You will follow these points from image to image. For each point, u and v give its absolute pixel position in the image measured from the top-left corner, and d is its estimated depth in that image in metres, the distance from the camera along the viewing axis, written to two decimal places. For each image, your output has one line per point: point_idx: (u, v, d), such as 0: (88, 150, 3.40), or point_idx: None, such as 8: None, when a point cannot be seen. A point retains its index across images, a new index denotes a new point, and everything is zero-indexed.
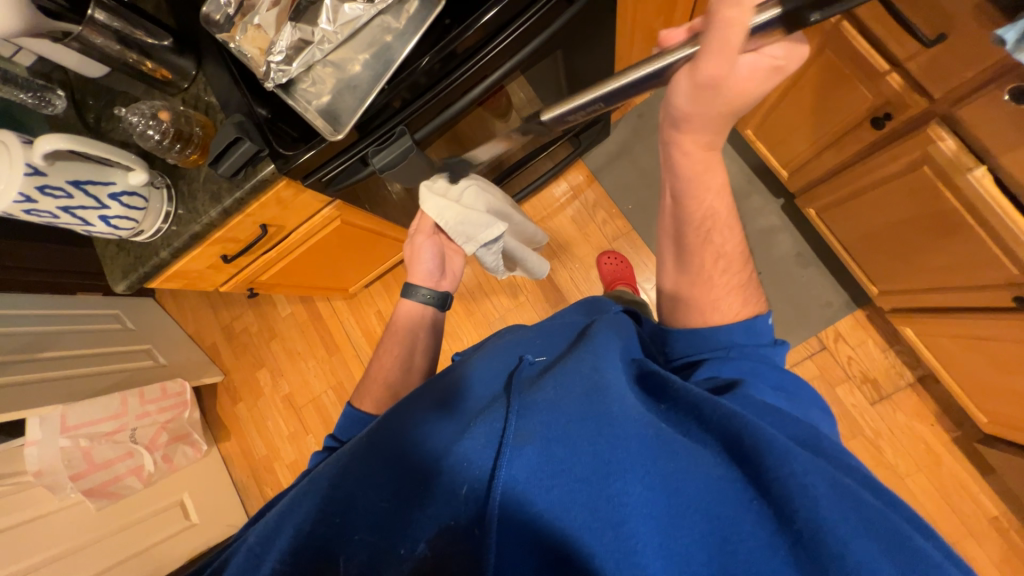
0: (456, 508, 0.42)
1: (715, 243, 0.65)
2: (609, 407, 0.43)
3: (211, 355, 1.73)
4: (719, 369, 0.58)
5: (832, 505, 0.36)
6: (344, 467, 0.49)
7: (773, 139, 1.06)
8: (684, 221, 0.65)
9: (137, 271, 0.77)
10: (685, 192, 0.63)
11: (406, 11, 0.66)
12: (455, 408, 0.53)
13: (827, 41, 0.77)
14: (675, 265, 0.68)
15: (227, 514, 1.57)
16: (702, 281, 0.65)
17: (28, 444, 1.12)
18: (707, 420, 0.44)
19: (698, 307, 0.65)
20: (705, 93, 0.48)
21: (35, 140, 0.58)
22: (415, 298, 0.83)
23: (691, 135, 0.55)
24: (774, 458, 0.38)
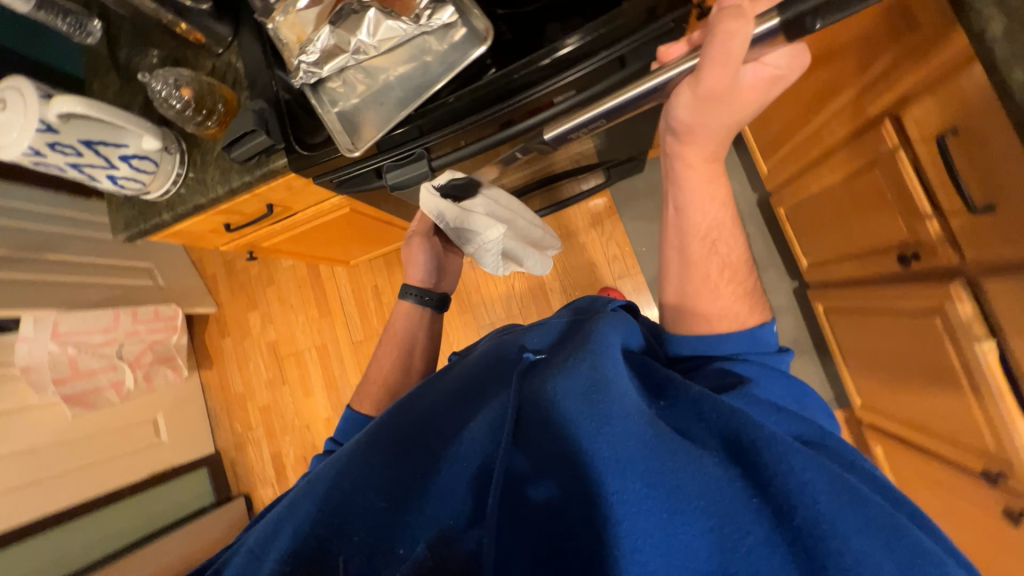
0: (460, 505, 0.43)
1: (720, 252, 0.60)
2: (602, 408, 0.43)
3: (210, 285, 1.76)
4: (733, 373, 0.53)
5: (832, 501, 0.35)
6: (342, 457, 0.48)
7: (805, 224, 1.03)
8: (684, 233, 0.61)
9: (137, 226, 0.78)
10: (688, 204, 0.59)
11: (450, 38, 0.63)
12: (461, 405, 0.54)
13: (881, 161, 0.72)
14: (681, 274, 0.62)
15: (196, 438, 1.65)
16: (707, 290, 0.60)
17: (19, 340, 1.16)
18: (704, 422, 0.42)
19: (707, 315, 0.60)
20: (706, 105, 0.48)
21: (52, 96, 0.58)
22: (408, 300, 0.81)
23: (693, 148, 0.55)
24: (773, 457, 0.37)
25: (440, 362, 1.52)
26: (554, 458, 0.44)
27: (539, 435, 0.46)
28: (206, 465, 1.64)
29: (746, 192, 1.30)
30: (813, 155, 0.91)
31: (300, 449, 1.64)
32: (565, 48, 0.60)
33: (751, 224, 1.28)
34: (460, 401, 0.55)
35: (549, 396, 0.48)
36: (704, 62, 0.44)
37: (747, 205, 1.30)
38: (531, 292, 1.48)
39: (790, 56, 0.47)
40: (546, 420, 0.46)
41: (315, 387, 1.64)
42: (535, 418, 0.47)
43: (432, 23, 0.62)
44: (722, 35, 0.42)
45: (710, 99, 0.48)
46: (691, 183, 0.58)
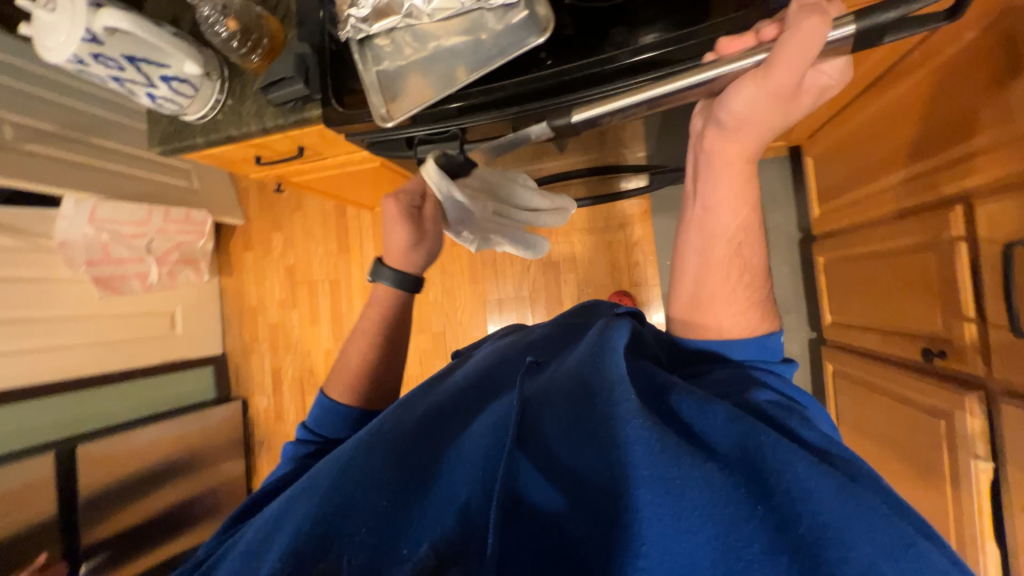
0: (461, 502, 0.42)
1: (741, 257, 0.52)
2: (607, 418, 0.44)
3: (241, 197, 1.79)
4: (737, 381, 0.49)
5: (833, 508, 0.35)
6: (342, 454, 0.48)
7: (841, 281, 0.98)
8: (708, 235, 0.53)
9: (172, 144, 0.79)
10: (715, 206, 0.51)
11: (508, 18, 0.59)
12: (463, 403, 0.53)
13: (937, 248, 0.67)
14: (698, 275, 0.54)
15: (207, 337, 1.76)
16: (720, 298, 0.54)
17: (61, 215, 1.26)
18: (709, 435, 0.41)
19: (716, 320, 0.54)
20: (771, 101, 0.44)
21: (99, 7, 0.57)
22: (383, 282, 0.67)
23: (734, 152, 0.49)
24: (775, 468, 0.37)
25: (443, 324, 1.56)
26: (560, 468, 0.43)
27: (544, 443, 0.45)
28: (213, 364, 1.77)
29: (792, 230, 1.22)
30: (868, 214, 0.85)
31: (298, 371, 1.74)
32: (626, 58, 0.55)
33: (785, 264, 1.22)
34: (461, 396, 0.54)
35: (557, 405, 0.47)
36: (782, 52, 0.41)
37: (789, 243, 1.22)
38: (545, 279, 1.47)
39: (840, 74, 0.46)
40: (550, 428, 0.46)
41: (323, 318, 1.70)
42: (541, 429, 0.46)
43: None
44: (804, 28, 0.40)
45: (777, 96, 0.44)
46: (724, 172, 0.50)
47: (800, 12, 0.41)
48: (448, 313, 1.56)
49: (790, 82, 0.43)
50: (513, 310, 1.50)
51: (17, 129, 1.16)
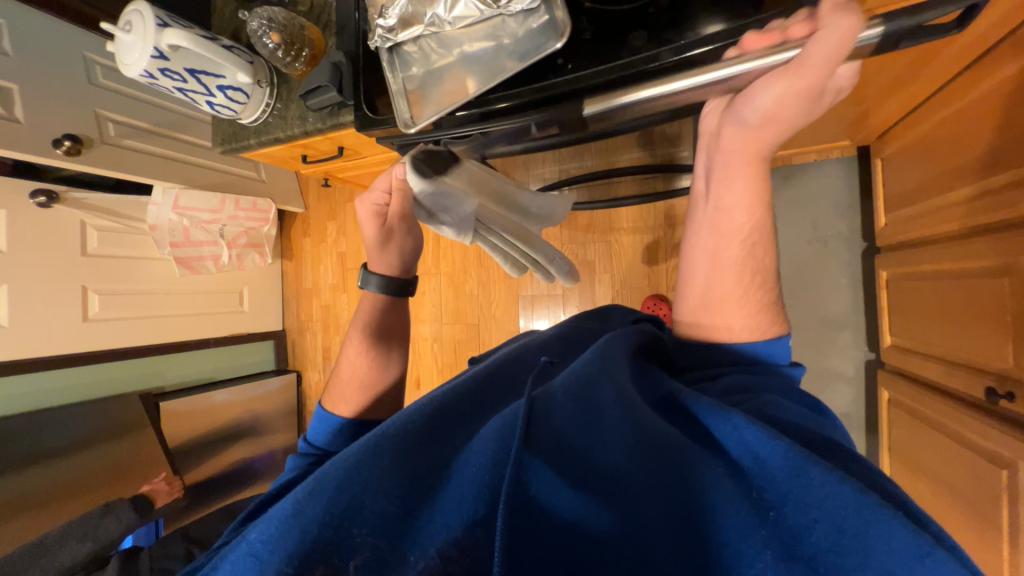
0: (471, 505, 0.39)
1: (751, 257, 0.52)
2: (614, 421, 0.40)
3: (302, 187, 1.91)
4: (746, 385, 0.47)
5: (848, 512, 0.31)
6: (340, 457, 0.43)
7: (902, 299, 0.89)
8: (717, 233, 0.53)
9: (230, 144, 0.87)
10: (724, 203, 0.51)
11: (530, 23, 0.58)
12: (471, 407, 0.50)
13: (1015, 272, 0.59)
14: (706, 277, 0.54)
15: (269, 315, 1.93)
16: (727, 298, 0.53)
17: (152, 203, 1.45)
18: (728, 446, 0.38)
19: (726, 322, 0.54)
20: (792, 101, 0.43)
21: (165, 27, 0.66)
22: (371, 290, 0.69)
23: (738, 152, 0.48)
24: (788, 474, 0.34)
25: (478, 316, 1.60)
26: (577, 464, 0.39)
27: (555, 440, 0.40)
28: (272, 339, 1.95)
29: (856, 239, 1.10)
30: (942, 228, 0.75)
31: None
32: (662, 60, 0.51)
33: (844, 276, 1.11)
34: (473, 392, 0.52)
35: (566, 405, 0.42)
36: (811, 53, 0.39)
37: (851, 253, 1.11)
38: (579, 277, 1.45)
39: (855, 77, 0.45)
40: (560, 420, 0.41)
41: None
42: (554, 428, 0.41)
43: (512, 7, 0.56)
44: (839, 30, 0.38)
45: (800, 96, 0.42)
46: (734, 173, 0.50)
47: (833, 12, 0.39)
48: (483, 306, 1.60)
49: (808, 86, 0.41)
50: (546, 307, 1.50)
51: (116, 126, 1.34)
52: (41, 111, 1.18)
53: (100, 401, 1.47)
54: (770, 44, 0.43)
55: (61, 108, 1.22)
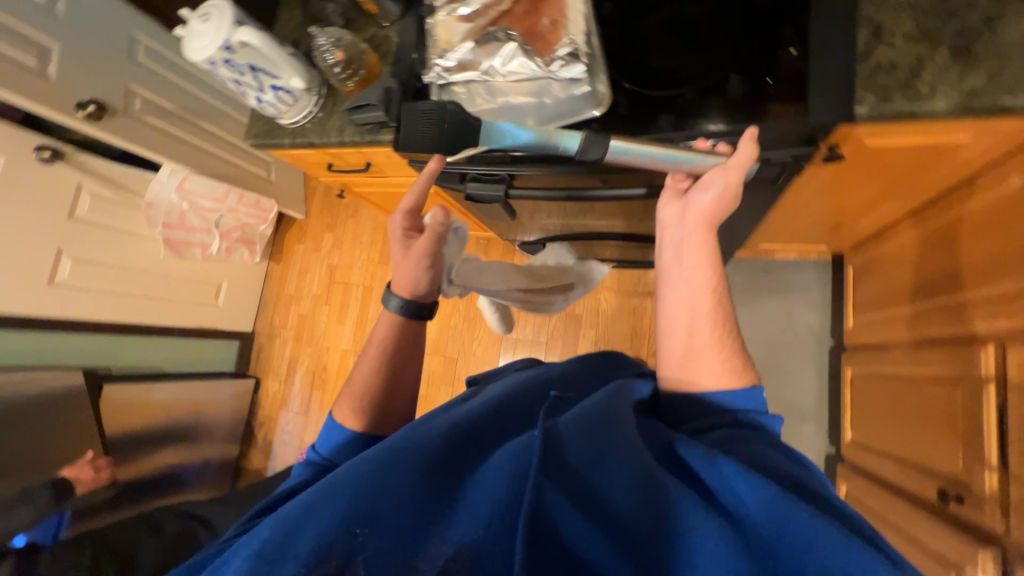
0: (487, 521, 0.40)
1: (720, 310, 0.58)
2: (626, 459, 0.41)
3: (307, 195, 1.93)
4: (741, 437, 0.50)
5: (833, 561, 0.35)
6: (355, 463, 0.43)
7: (865, 397, 0.95)
8: (693, 289, 0.58)
9: (261, 139, 0.90)
10: (693, 264, 0.58)
11: (576, 88, 0.64)
12: (480, 431, 0.50)
13: (963, 383, 0.66)
14: (687, 327, 0.58)
15: (242, 314, 1.87)
16: (705, 347, 0.57)
17: (155, 180, 1.44)
18: (731, 494, 0.40)
19: (706, 374, 0.57)
20: (725, 193, 0.55)
21: (241, 26, 0.72)
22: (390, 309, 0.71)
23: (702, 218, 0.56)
24: (779, 519, 0.37)
25: (459, 351, 1.60)
26: (590, 496, 0.39)
27: (570, 470, 0.40)
28: (239, 339, 1.87)
29: (825, 336, 1.19)
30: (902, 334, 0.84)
31: (312, 363, 1.81)
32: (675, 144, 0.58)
33: (812, 369, 1.18)
34: (484, 417, 0.52)
35: (578, 436, 0.42)
36: (735, 163, 0.52)
37: (819, 348, 1.19)
38: (565, 330, 1.48)
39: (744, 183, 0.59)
40: (573, 451, 0.41)
41: (349, 319, 1.79)
42: (567, 456, 0.40)
43: (561, 73, 0.62)
44: (751, 149, 0.52)
45: (734, 189, 0.54)
46: (694, 242, 0.58)
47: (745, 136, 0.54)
48: (465, 341, 1.60)
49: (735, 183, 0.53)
50: (528, 353, 1.51)
51: (143, 102, 1.36)
52: (75, 73, 1.20)
53: (52, 370, 1.37)
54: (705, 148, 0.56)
55: (95, 75, 1.25)
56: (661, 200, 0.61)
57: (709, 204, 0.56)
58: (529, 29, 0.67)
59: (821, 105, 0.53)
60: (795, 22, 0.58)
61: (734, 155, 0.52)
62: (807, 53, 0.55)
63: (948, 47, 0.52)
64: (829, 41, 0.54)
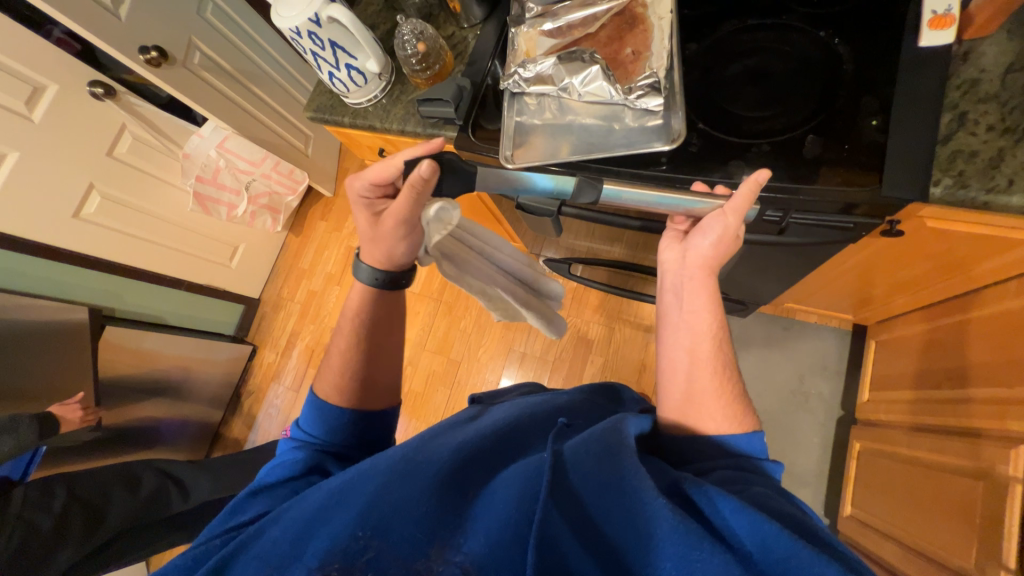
0: (493, 539, 0.40)
1: (720, 353, 0.57)
2: (630, 489, 0.40)
3: (338, 174, 1.94)
4: (742, 477, 0.47)
5: None
6: (371, 469, 0.46)
7: (871, 473, 0.94)
8: (693, 333, 0.57)
9: (320, 113, 0.91)
10: (694, 307, 0.58)
11: (649, 121, 0.65)
12: (492, 450, 0.50)
13: (986, 480, 0.65)
14: (687, 370, 0.56)
15: (252, 280, 1.86)
16: (711, 388, 0.55)
17: (199, 134, 1.48)
18: (730, 530, 0.39)
19: (709, 419, 0.54)
20: (723, 236, 0.56)
21: (332, 3, 0.73)
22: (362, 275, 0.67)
23: (708, 258, 0.57)
24: (780, 556, 0.36)
25: (463, 354, 1.58)
26: (591, 527, 0.40)
27: (574, 501, 0.42)
28: (244, 304, 1.85)
29: (835, 404, 1.18)
30: (922, 418, 0.83)
31: (313, 341, 1.79)
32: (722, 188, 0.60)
33: (817, 435, 1.17)
34: (495, 439, 0.52)
35: (586, 464, 0.43)
36: (730, 205, 0.54)
37: (827, 416, 1.18)
38: (573, 353, 1.48)
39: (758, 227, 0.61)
40: (581, 480, 0.43)
41: None
42: (573, 487, 0.43)
43: (638, 103, 0.64)
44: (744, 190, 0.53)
45: (734, 234, 0.56)
46: (694, 286, 0.59)
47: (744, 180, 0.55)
48: (471, 346, 1.58)
49: (734, 228, 0.55)
50: (532, 370, 1.50)
51: (202, 57, 1.37)
52: (143, 18, 1.21)
53: (59, 302, 1.33)
54: (708, 191, 0.59)
55: (161, 22, 1.26)
56: (663, 245, 0.63)
57: (709, 249, 0.57)
58: (612, 56, 0.68)
59: (890, 178, 0.55)
60: (878, 95, 0.58)
61: (731, 200, 0.55)
62: (887, 126, 0.56)
63: None
64: (910, 120, 0.55)
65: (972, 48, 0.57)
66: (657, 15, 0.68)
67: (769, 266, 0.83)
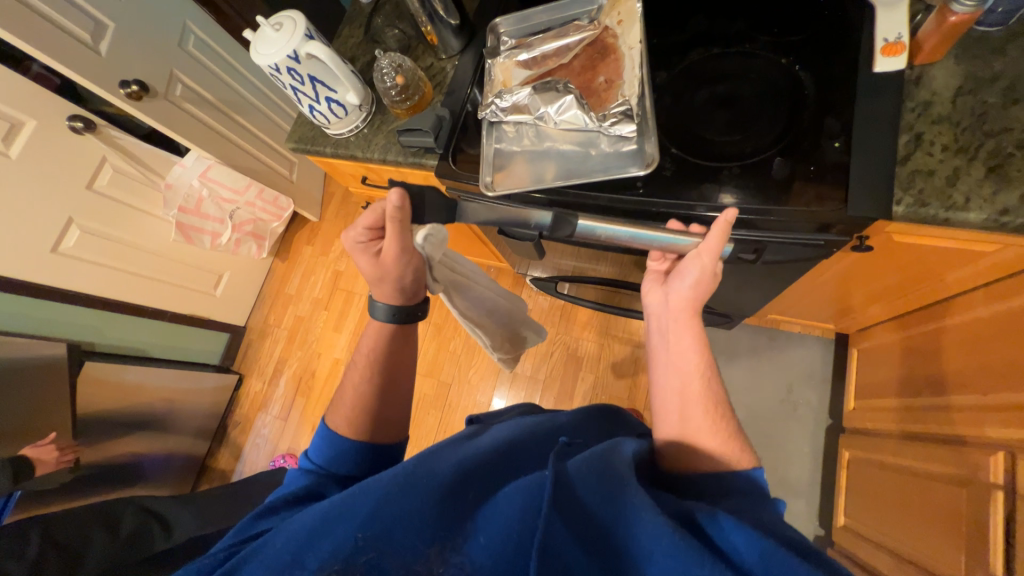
0: (494, 555, 0.39)
1: (710, 387, 0.58)
2: (629, 504, 0.40)
3: (324, 199, 1.94)
4: (737, 498, 0.47)
5: None
6: (373, 481, 0.44)
7: (861, 484, 0.95)
8: (682, 370, 0.59)
9: (302, 144, 0.92)
10: (681, 347, 0.60)
11: (624, 147, 0.67)
12: (492, 463, 0.49)
13: (970, 486, 0.66)
14: (679, 405, 0.57)
15: (237, 307, 1.84)
16: (702, 417, 0.55)
17: (181, 164, 1.47)
18: (732, 549, 0.38)
19: (705, 444, 0.53)
20: (701, 277, 0.60)
21: (311, 39, 0.74)
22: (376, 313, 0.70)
23: (689, 299, 0.60)
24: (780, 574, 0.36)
25: (453, 376, 1.57)
26: (591, 544, 0.39)
27: (578, 516, 0.41)
28: (229, 332, 1.83)
29: (823, 413, 1.19)
30: (906, 425, 0.84)
31: (301, 367, 1.76)
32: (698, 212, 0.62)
33: (808, 444, 1.18)
34: (496, 452, 0.51)
35: (590, 480, 0.43)
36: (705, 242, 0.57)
37: (816, 425, 1.19)
38: (564, 370, 1.47)
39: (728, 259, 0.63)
40: (586, 497, 0.42)
41: (346, 327, 1.76)
42: (578, 501, 0.42)
43: (612, 130, 0.66)
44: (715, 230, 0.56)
45: (710, 275, 0.59)
46: (680, 326, 0.61)
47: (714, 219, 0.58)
48: (462, 367, 1.58)
49: (709, 268, 0.59)
50: (523, 388, 1.49)
51: (184, 88, 1.38)
52: (124, 53, 1.22)
53: (36, 339, 1.30)
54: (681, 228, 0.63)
55: (142, 56, 1.27)
56: (647, 292, 0.67)
57: (689, 290, 0.60)
58: (586, 85, 0.70)
59: (857, 197, 0.57)
60: (840, 117, 0.60)
61: (703, 241, 0.58)
62: (849, 148, 0.58)
63: (984, 164, 0.55)
64: (868, 143, 0.58)
65: (923, 73, 0.60)
66: (628, 44, 0.70)
67: (750, 282, 0.84)
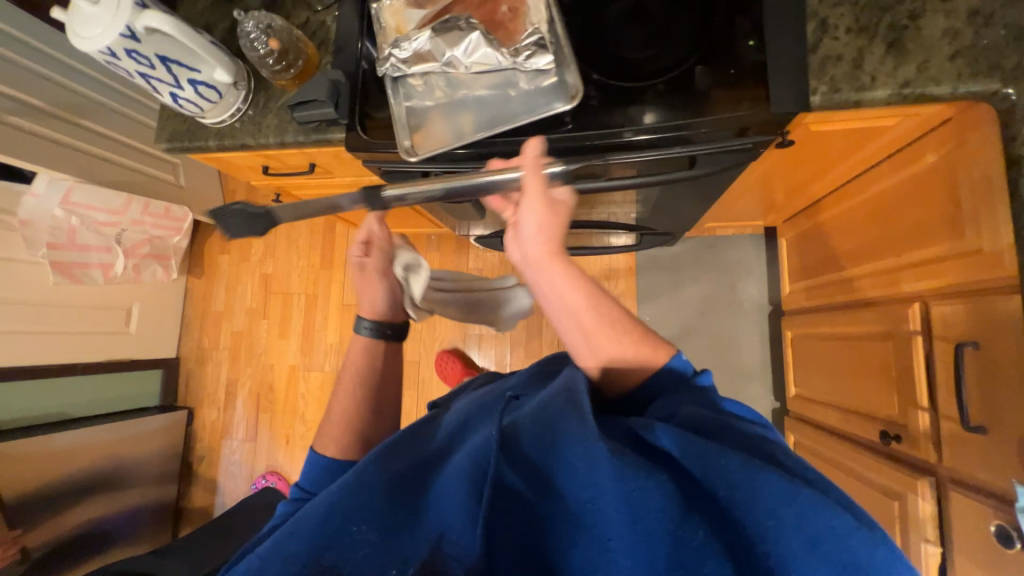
0: (450, 523, 0.39)
1: (602, 316, 0.54)
2: (570, 437, 0.40)
3: (227, 199, 1.72)
4: (677, 402, 0.50)
5: (775, 498, 0.34)
6: (321, 495, 0.44)
7: (805, 357, 1.06)
8: (572, 309, 0.54)
9: (179, 142, 0.78)
10: (559, 290, 0.54)
11: (544, 81, 0.62)
12: (446, 443, 0.49)
13: (895, 338, 0.75)
14: (584, 337, 0.55)
15: (162, 339, 1.65)
16: (610, 337, 0.55)
17: (31, 193, 1.20)
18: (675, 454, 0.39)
19: (626, 356, 0.55)
20: (546, 210, 0.53)
21: (143, 8, 0.59)
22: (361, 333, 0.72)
23: (545, 236, 0.54)
24: (713, 464, 0.37)
25: (420, 353, 1.54)
26: (541, 485, 0.39)
27: (526, 466, 0.40)
28: (162, 368, 1.65)
29: (765, 302, 1.30)
30: (837, 298, 0.93)
31: (255, 384, 1.64)
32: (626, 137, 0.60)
33: (756, 333, 1.30)
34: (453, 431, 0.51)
35: (535, 428, 0.42)
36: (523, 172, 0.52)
37: (760, 315, 1.30)
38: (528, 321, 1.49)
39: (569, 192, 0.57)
40: (530, 448, 0.41)
41: (293, 331, 1.64)
42: (523, 450, 0.41)
43: (529, 64, 0.61)
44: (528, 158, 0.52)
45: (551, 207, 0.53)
46: (549, 269, 0.54)
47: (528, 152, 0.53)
48: (426, 342, 1.54)
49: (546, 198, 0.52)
50: (493, 348, 1.50)
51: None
52: None
53: None
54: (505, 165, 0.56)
55: None
56: (508, 246, 0.58)
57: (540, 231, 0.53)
58: (489, 18, 0.63)
59: (782, 93, 0.57)
60: (750, 14, 0.59)
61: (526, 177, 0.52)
62: (764, 46, 0.58)
63: (883, 40, 0.57)
64: (781, 37, 0.58)
65: None
66: None
67: (687, 197, 0.86)
